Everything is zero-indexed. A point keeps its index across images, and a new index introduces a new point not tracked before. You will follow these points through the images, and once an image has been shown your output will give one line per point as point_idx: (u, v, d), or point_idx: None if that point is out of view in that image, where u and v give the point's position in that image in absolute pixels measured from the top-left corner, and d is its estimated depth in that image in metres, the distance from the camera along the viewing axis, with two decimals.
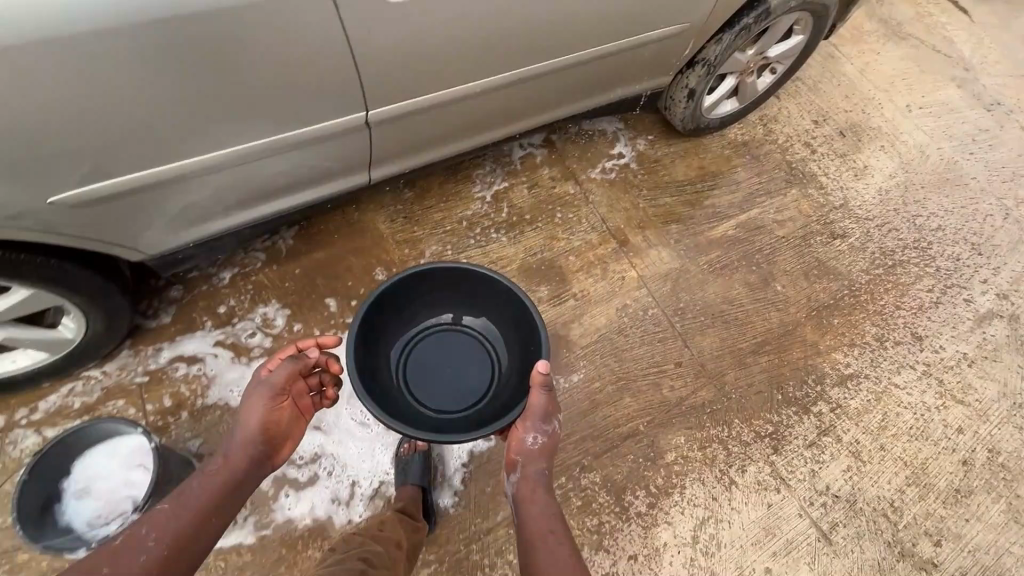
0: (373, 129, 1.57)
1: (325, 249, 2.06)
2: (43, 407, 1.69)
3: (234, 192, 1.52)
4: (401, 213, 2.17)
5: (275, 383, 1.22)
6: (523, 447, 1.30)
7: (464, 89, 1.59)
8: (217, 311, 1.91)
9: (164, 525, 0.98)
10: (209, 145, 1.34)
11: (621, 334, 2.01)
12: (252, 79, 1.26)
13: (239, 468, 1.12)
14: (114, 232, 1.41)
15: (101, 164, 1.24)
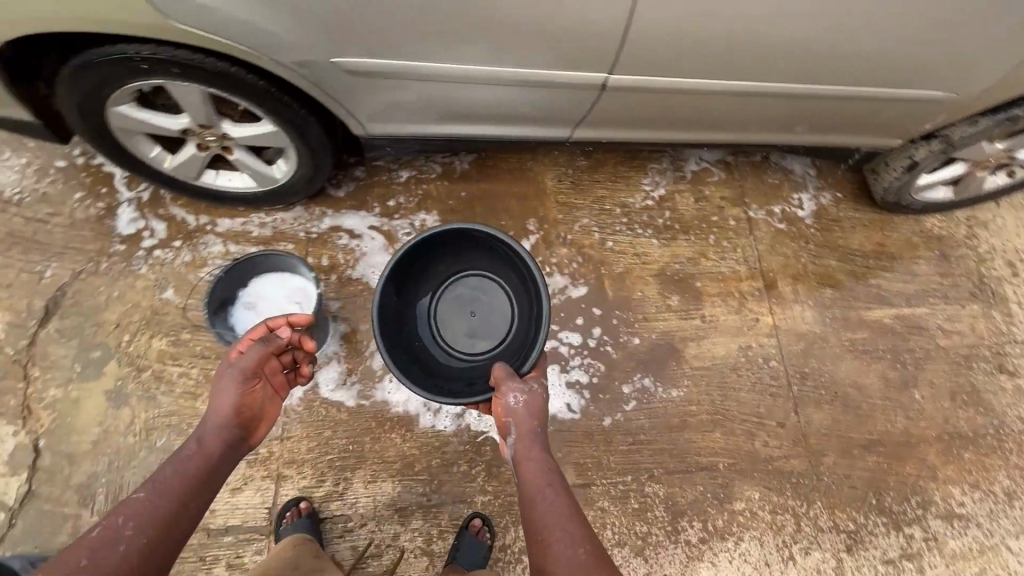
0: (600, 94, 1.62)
1: (492, 184, 2.17)
2: (233, 225, 1.96)
3: (458, 105, 1.65)
4: (570, 177, 2.23)
5: (248, 367, 1.26)
6: (508, 409, 1.34)
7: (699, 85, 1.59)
8: (386, 202, 2.10)
9: (140, 512, 0.99)
10: (466, 59, 1.46)
11: (734, 371, 1.97)
12: (533, 17, 1.34)
13: (214, 450, 1.15)
14: (354, 102, 1.58)
15: (381, 45, 1.39)
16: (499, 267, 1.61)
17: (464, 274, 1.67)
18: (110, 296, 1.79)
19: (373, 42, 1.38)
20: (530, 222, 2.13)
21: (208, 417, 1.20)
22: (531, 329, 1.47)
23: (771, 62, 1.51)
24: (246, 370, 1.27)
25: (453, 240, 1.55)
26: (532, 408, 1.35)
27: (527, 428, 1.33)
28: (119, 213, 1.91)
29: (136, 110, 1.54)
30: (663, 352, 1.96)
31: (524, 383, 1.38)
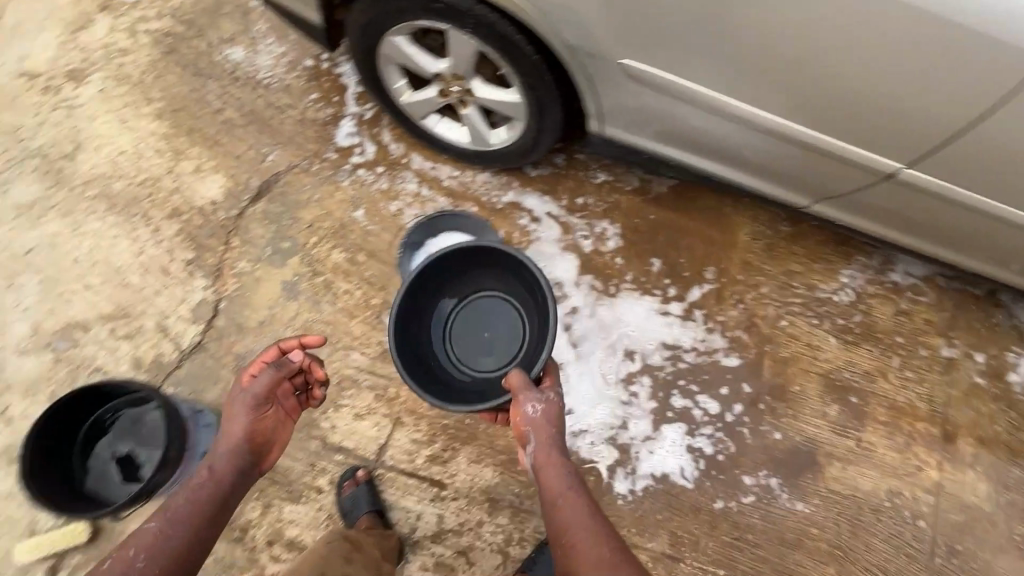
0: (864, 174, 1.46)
1: (684, 216, 2.05)
2: (431, 170, 2.01)
3: (704, 137, 1.56)
4: (766, 238, 2.05)
5: (260, 393, 1.18)
6: (527, 418, 1.26)
7: (994, 205, 1.39)
8: (575, 197, 2.05)
9: (151, 545, 0.95)
10: (748, 95, 1.37)
11: (873, 512, 1.76)
12: (852, 74, 1.22)
13: (225, 476, 1.09)
14: (611, 99, 1.53)
15: (671, 56, 1.33)
16: (505, 283, 1.57)
17: (476, 297, 1.62)
18: (312, 198, 1.92)
19: (675, 49, 1.31)
20: (710, 270, 2.00)
21: (219, 443, 1.14)
22: (541, 341, 1.43)
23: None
24: (258, 396, 1.18)
25: (464, 256, 1.52)
26: (550, 418, 1.27)
27: (547, 438, 1.25)
28: (341, 124, 2.03)
29: (407, 44, 1.59)
30: (802, 458, 1.80)
31: (542, 391, 1.30)
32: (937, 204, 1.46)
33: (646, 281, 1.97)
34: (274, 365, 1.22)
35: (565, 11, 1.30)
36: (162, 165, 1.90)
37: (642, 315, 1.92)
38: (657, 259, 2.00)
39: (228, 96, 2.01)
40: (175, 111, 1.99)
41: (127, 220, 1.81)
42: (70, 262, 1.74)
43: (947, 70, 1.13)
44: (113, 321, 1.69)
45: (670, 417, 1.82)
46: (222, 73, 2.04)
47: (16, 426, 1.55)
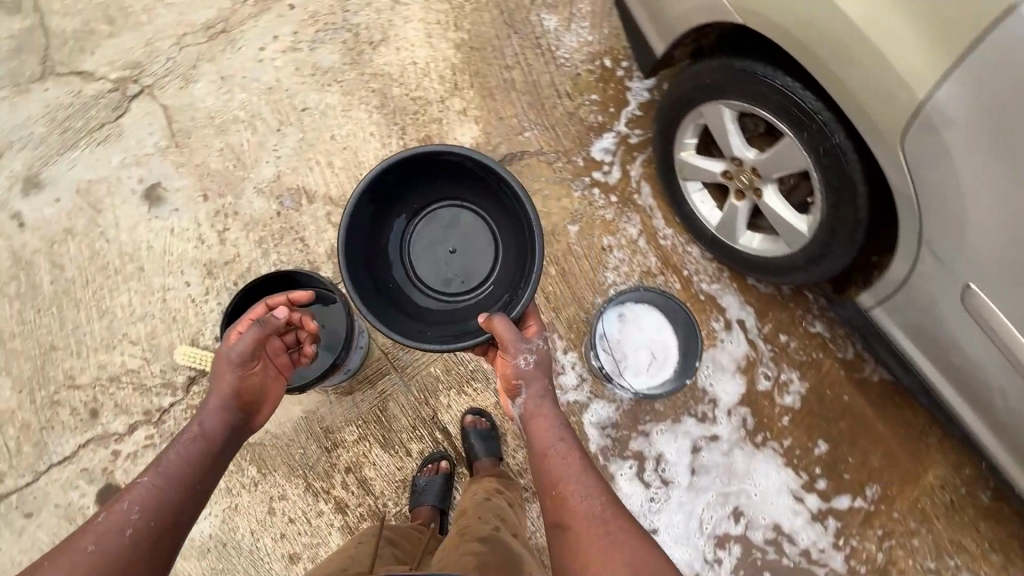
0: None
1: (879, 419, 1.80)
2: (658, 225, 1.90)
3: (987, 377, 1.29)
4: (956, 497, 1.74)
5: (245, 352, 1.06)
6: (518, 373, 1.25)
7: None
8: (779, 330, 1.85)
9: (144, 502, 0.91)
10: None
11: None
12: None
13: (217, 433, 1.02)
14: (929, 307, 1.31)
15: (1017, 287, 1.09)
16: (482, 198, 1.39)
17: (442, 209, 1.44)
18: (540, 192, 1.91)
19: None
20: (872, 489, 1.75)
21: (208, 399, 1.06)
22: (518, 274, 1.32)
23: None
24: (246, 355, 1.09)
25: (450, 167, 1.33)
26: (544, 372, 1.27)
27: (539, 388, 1.26)
28: (603, 136, 1.97)
29: (730, 119, 1.47)
30: None
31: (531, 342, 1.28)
32: None
33: (798, 457, 1.77)
34: (261, 323, 1.08)
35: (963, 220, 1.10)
36: (438, 92, 1.96)
37: (775, 485, 1.74)
38: (824, 442, 1.78)
39: (522, 58, 2.03)
40: (474, 48, 2.03)
41: (387, 126, 1.91)
42: (327, 137, 1.88)
43: None
44: (332, 206, 1.81)
45: None
46: (528, 35, 2.05)
47: (224, 249, 1.73)
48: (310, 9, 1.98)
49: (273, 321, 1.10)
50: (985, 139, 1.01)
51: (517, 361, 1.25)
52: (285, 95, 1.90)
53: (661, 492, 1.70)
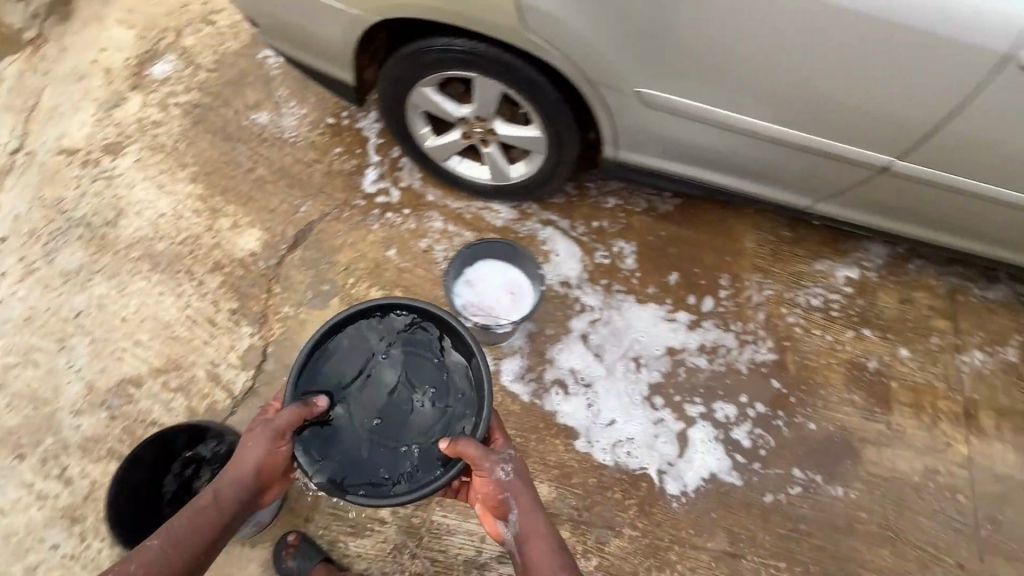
0: (878, 175, 1.52)
1: (690, 227, 2.18)
2: (454, 206, 2.09)
3: (718, 156, 1.64)
4: (770, 242, 2.17)
5: (280, 428, 1.13)
6: (499, 485, 1.13)
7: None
8: (590, 222, 2.14)
9: (140, 572, 0.96)
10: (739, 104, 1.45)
11: (915, 492, 1.80)
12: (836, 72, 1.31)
13: (230, 503, 1.07)
14: (664, 132, 1.59)
15: (675, 78, 1.43)
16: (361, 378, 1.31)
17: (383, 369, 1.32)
18: (345, 242, 2.02)
19: (811, 111, 1.41)
20: (723, 276, 2.09)
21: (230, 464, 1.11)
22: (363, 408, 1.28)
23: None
24: (275, 427, 1.13)
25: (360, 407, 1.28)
26: (494, 475, 1.14)
27: (526, 501, 1.14)
28: (366, 173, 2.16)
29: (434, 94, 1.75)
30: (843, 450, 1.84)
31: (503, 451, 1.18)
32: (931, 189, 1.53)
33: (666, 293, 2.03)
34: (292, 412, 1.15)
35: (693, 30, 1.31)
36: (202, 223, 2.00)
37: (648, 320, 1.95)
38: (674, 272, 2.08)
39: (257, 156, 2.15)
40: (209, 174, 2.10)
41: (173, 278, 1.90)
42: (119, 322, 1.81)
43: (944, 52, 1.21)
44: (165, 376, 1.75)
45: (693, 419, 1.82)
46: (250, 138, 2.18)
47: (74, 487, 1.61)
48: (28, 232, 1.94)
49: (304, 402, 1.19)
50: None
51: (499, 471, 1.15)
52: (50, 315, 1.80)
53: (591, 393, 1.83)
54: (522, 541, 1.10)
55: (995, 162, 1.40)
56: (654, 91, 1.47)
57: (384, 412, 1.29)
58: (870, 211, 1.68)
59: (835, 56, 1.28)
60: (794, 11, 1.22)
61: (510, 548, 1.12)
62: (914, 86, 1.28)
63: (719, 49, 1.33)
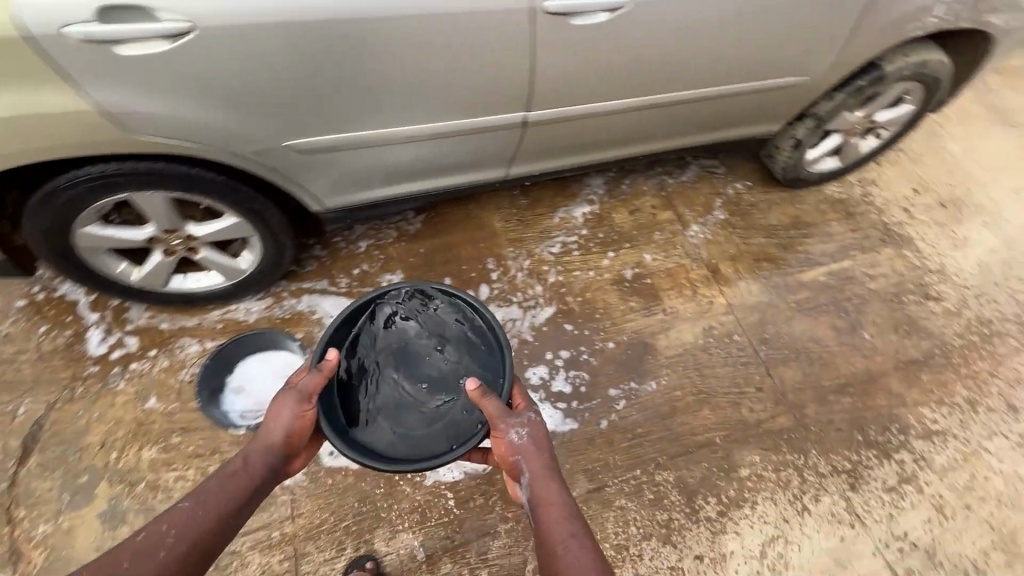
0: (529, 129, 1.75)
1: (443, 235, 2.33)
2: (203, 321, 1.95)
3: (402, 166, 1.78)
4: (514, 216, 2.41)
5: (303, 391, 1.31)
6: (514, 448, 1.29)
7: (652, 97, 1.76)
8: (351, 271, 2.17)
9: (180, 528, 1.10)
10: (379, 122, 1.59)
11: (705, 352, 2.11)
12: (427, 70, 1.48)
13: (258, 472, 1.22)
14: (342, 166, 1.70)
15: (309, 123, 1.52)
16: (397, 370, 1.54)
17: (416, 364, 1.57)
18: (92, 419, 1.77)
19: (437, 104, 1.59)
20: (489, 261, 2.26)
21: (257, 437, 1.28)
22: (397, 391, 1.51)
23: (702, 57, 1.67)
24: (300, 394, 1.32)
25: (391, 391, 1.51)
26: (510, 439, 1.30)
27: (541, 467, 1.27)
28: (88, 336, 1.90)
29: (101, 228, 1.64)
30: (641, 350, 2.08)
31: (521, 420, 1.34)
32: (577, 123, 1.78)
33: None
34: (317, 371, 1.33)
35: (290, 81, 1.40)
36: None
37: None
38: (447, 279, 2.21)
39: None
40: None
41: None
42: None
43: (490, 26, 1.42)
44: None
45: None
46: None
47: None
48: None
49: (324, 362, 1.36)
50: (164, 77, 1.30)
51: (512, 434, 1.30)
52: None
53: None
54: (536, 503, 1.22)
55: (601, 92, 1.67)
56: (310, 139, 1.57)
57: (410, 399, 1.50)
58: (554, 155, 1.93)
59: (419, 58, 1.45)
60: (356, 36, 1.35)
61: (525, 508, 1.25)
62: (500, 61, 1.50)
63: (324, 87, 1.45)
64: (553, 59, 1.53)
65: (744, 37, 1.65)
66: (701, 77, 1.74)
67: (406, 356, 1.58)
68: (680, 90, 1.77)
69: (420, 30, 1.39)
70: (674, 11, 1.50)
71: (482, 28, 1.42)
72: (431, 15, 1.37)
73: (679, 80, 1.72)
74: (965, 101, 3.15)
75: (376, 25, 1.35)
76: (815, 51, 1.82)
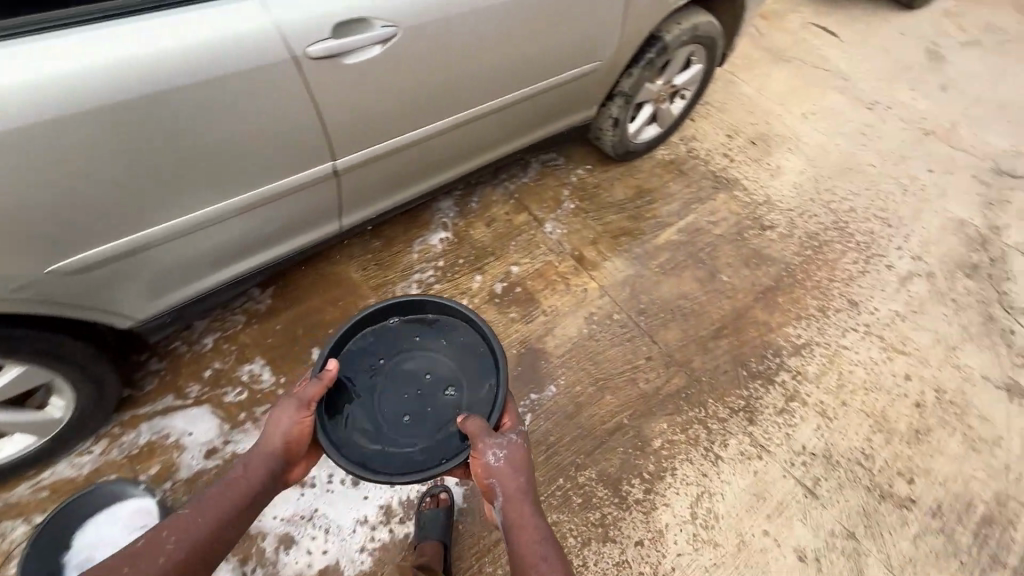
0: (344, 176, 1.65)
1: (299, 304, 2.15)
2: (30, 491, 1.66)
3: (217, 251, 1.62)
4: (371, 261, 2.29)
5: (302, 399, 1.32)
6: (489, 471, 1.23)
7: (457, 116, 1.74)
8: (202, 375, 1.94)
9: (178, 538, 1.10)
10: (165, 215, 1.41)
11: (592, 339, 2.14)
12: (199, 146, 1.33)
13: (258, 482, 1.22)
14: (143, 270, 1.50)
15: (75, 240, 1.30)
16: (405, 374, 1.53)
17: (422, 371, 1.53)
18: None
19: (228, 177, 1.44)
20: None
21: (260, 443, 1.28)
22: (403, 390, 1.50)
23: (491, 66, 1.67)
24: (301, 401, 1.33)
25: (395, 392, 1.50)
26: (485, 460, 1.24)
27: (515, 490, 1.20)
28: None
29: None
30: (533, 358, 2.06)
31: (499, 439, 1.27)
32: (395, 158, 1.72)
33: None
34: (316, 380, 1.34)
35: (28, 200, 1.19)
36: None
37: None
38: (316, 350, 2.05)
39: None
40: None
41: None
42: None
43: (253, 85, 1.29)
44: None
45: None
46: None
47: None
48: None
49: (324, 371, 1.37)
50: None
51: (488, 455, 1.24)
52: None
53: (320, 519, 1.70)
54: (510, 529, 1.16)
55: (402, 122, 1.62)
56: (90, 254, 1.35)
57: (408, 407, 1.47)
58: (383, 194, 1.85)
59: (183, 137, 1.29)
60: (90, 130, 1.17)
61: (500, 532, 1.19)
62: (280, 119, 1.39)
63: (76, 198, 1.24)
64: (338, 104, 1.44)
65: (524, 40, 1.69)
66: (498, 85, 1.75)
67: (417, 361, 1.55)
68: (483, 102, 1.77)
69: (170, 108, 1.23)
70: (444, 32, 1.47)
71: (245, 89, 1.29)
72: (178, 90, 1.22)
73: (478, 92, 1.72)
74: (745, 49, 3.55)
75: (112, 116, 1.18)
76: (597, 39, 1.90)
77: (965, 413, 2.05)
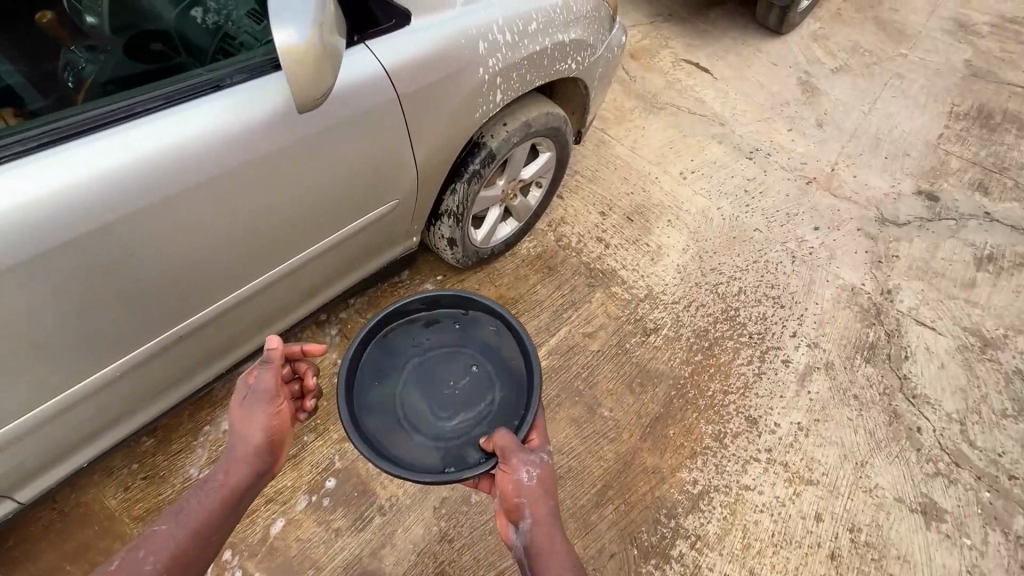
0: (21, 441, 1.28)
1: (26, 566, 1.54)
2: None
3: None
4: (139, 471, 1.69)
5: (267, 386, 1.21)
6: (518, 492, 1.15)
7: (158, 336, 1.36)
8: None
9: (159, 549, 1.05)
10: None
11: (444, 542, 1.64)
12: None
13: (240, 481, 1.17)
14: None
15: None
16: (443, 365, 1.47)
17: (455, 366, 1.47)
18: None
19: None
20: None
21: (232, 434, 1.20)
22: (437, 381, 1.45)
23: (190, 268, 1.28)
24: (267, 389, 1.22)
25: (431, 381, 1.45)
26: (510, 476, 1.17)
27: (543, 515, 1.13)
28: None
29: None
30: None
31: (533, 458, 1.21)
32: (102, 393, 1.37)
33: None
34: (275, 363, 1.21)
35: None
36: None
37: None
38: None
39: None
40: None
41: None
42: None
43: None
44: None
45: None
46: None
47: None
48: None
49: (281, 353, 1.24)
50: None
51: (516, 474, 1.16)
52: None
53: None
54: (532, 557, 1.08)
55: (32, 378, 1.19)
56: None
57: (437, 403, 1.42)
58: (83, 440, 1.44)
59: None
60: None
61: (522, 557, 1.11)
62: None
63: None
64: None
65: (215, 231, 1.26)
66: (196, 288, 1.33)
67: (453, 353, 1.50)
68: (186, 316, 1.38)
69: None
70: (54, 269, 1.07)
71: None
72: None
73: (175, 303, 1.33)
74: (615, 99, 3.20)
75: None
76: (360, 195, 1.49)
77: (883, 558, 1.76)
